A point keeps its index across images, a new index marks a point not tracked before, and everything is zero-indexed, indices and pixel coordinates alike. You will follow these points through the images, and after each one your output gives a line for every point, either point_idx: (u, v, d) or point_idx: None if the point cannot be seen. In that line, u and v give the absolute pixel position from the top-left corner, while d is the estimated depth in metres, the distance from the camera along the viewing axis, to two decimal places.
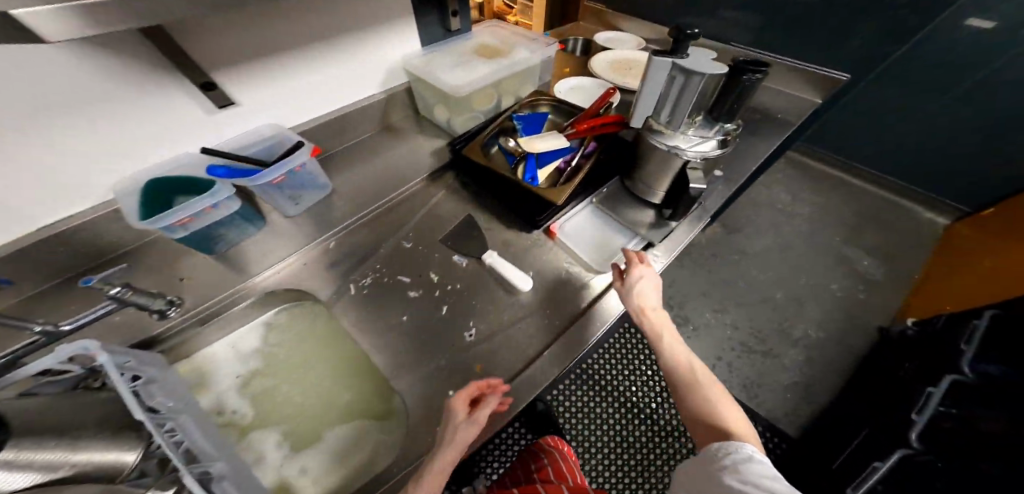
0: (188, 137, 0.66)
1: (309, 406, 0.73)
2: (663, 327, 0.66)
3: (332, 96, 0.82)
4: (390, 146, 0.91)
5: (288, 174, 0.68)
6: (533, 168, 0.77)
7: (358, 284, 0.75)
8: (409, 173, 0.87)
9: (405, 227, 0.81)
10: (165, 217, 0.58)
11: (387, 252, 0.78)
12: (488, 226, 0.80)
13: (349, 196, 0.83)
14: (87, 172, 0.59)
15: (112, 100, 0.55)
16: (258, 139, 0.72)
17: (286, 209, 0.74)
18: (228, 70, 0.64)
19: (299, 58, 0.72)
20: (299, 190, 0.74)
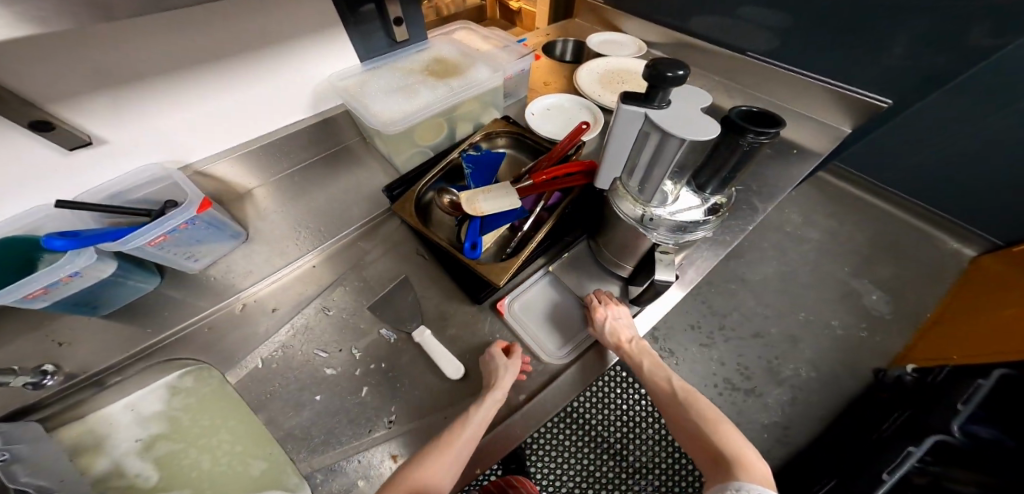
0: (44, 183, 0.56)
1: (225, 477, 0.58)
2: (652, 361, 0.62)
3: (244, 120, 0.70)
4: (331, 185, 0.81)
5: (171, 233, 0.58)
6: (476, 232, 0.65)
7: (263, 360, 0.63)
8: (342, 219, 0.76)
9: (328, 285, 0.70)
10: (12, 292, 0.48)
11: (300, 319, 0.66)
12: (424, 292, 0.69)
13: (269, 243, 0.72)
14: None
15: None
16: (142, 183, 0.62)
17: (183, 266, 0.64)
18: (93, 104, 0.54)
19: (194, 83, 0.60)
20: (192, 245, 0.63)
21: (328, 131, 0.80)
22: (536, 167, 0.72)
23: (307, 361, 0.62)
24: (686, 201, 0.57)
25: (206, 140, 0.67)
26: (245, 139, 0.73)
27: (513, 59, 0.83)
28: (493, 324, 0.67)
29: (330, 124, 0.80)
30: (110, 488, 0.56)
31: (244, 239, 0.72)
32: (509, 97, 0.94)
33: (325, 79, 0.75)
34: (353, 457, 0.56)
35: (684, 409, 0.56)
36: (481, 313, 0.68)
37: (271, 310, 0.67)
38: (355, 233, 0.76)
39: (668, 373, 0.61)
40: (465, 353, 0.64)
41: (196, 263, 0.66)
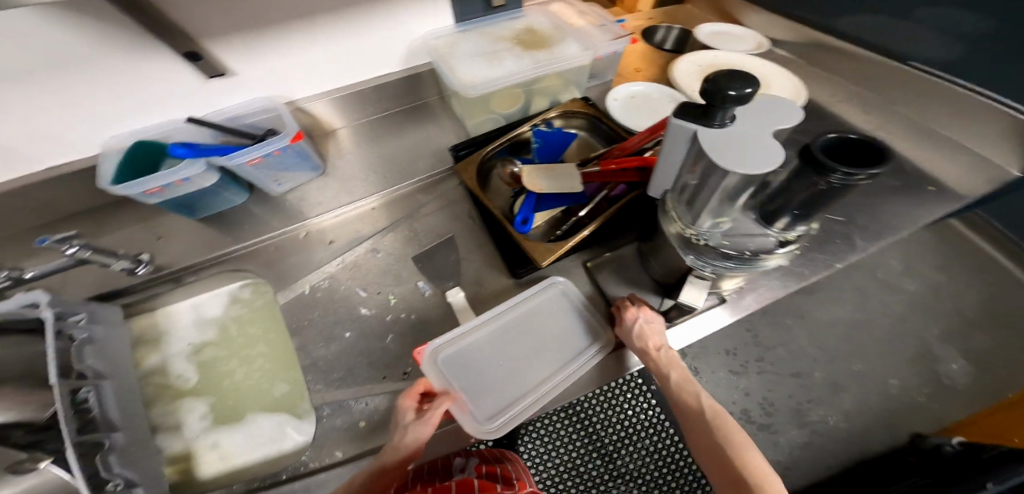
0: (177, 100, 0.64)
1: (248, 392, 0.64)
2: (682, 378, 0.54)
3: (343, 68, 0.75)
4: (402, 137, 0.84)
5: (265, 156, 0.65)
6: (529, 207, 0.64)
7: (311, 288, 0.68)
8: (404, 173, 0.79)
9: (380, 232, 0.73)
10: (137, 185, 0.57)
11: (349, 258, 0.70)
12: (465, 257, 0.70)
13: (339, 181, 0.78)
14: (85, 124, 0.61)
15: (89, 63, 0.54)
16: (252, 111, 0.70)
17: (271, 187, 0.73)
18: (219, 34, 0.59)
19: (301, 25, 0.64)
20: (282, 170, 0.70)
21: (413, 86, 0.82)
22: (607, 155, 0.67)
23: (348, 296, 0.67)
24: (744, 228, 0.47)
25: (306, 81, 0.72)
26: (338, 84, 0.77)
27: (610, 39, 0.78)
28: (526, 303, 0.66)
29: (414, 80, 0.82)
30: (155, 381, 0.64)
31: (318, 175, 0.77)
32: (594, 78, 0.89)
33: (419, 39, 0.76)
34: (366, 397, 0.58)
35: (713, 434, 0.48)
36: (517, 289, 0.67)
37: (328, 242, 0.72)
38: (414, 187, 0.78)
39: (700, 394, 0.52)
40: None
41: (279, 187, 0.74)
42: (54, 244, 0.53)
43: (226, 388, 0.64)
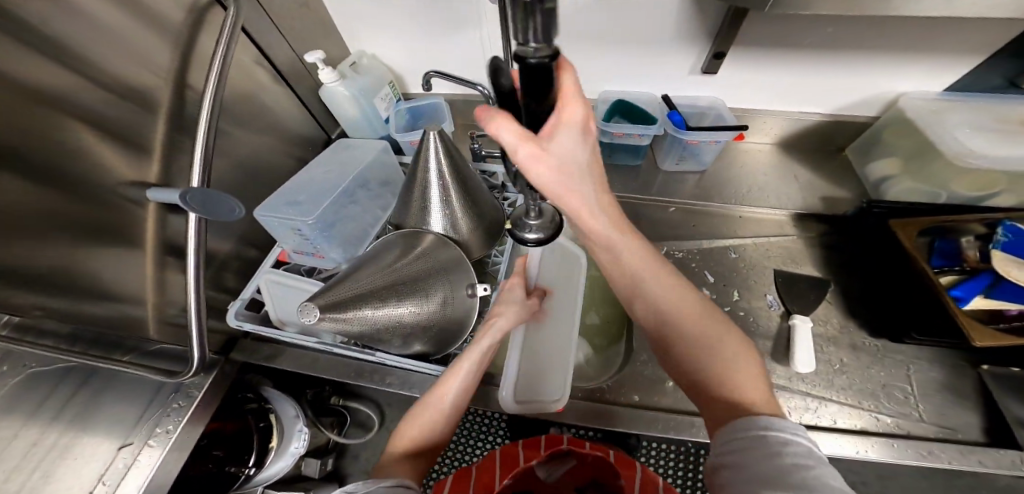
0: (665, 83, 0.71)
1: None
2: (539, 154, 0.32)
3: (826, 97, 0.68)
4: (787, 157, 0.76)
5: (699, 142, 0.67)
6: (973, 289, 0.48)
7: (667, 252, 0.67)
8: (776, 197, 0.70)
9: (741, 237, 0.67)
10: (610, 127, 0.69)
11: (708, 245, 0.67)
12: (827, 299, 0.58)
13: (719, 184, 0.74)
14: (598, 76, 0.72)
15: (660, 35, 0.63)
16: (692, 104, 0.72)
17: (663, 161, 0.75)
18: (744, 42, 0.62)
19: (852, 56, 0.61)
20: (689, 155, 0.72)
21: (859, 128, 0.70)
22: None
23: (690, 273, 0.64)
24: None
25: (759, 94, 0.70)
26: (808, 112, 0.71)
27: None
28: (919, 395, 0.49)
29: (836, 127, 0.71)
30: None
31: (704, 173, 0.76)
32: None
33: (901, 96, 0.64)
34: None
35: (717, 363, 0.36)
36: (903, 375, 0.51)
37: (691, 225, 0.70)
38: (784, 215, 0.68)
39: (503, 128, 0.32)
40: (864, 385, 0.50)
41: (671, 165, 0.75)
42: None
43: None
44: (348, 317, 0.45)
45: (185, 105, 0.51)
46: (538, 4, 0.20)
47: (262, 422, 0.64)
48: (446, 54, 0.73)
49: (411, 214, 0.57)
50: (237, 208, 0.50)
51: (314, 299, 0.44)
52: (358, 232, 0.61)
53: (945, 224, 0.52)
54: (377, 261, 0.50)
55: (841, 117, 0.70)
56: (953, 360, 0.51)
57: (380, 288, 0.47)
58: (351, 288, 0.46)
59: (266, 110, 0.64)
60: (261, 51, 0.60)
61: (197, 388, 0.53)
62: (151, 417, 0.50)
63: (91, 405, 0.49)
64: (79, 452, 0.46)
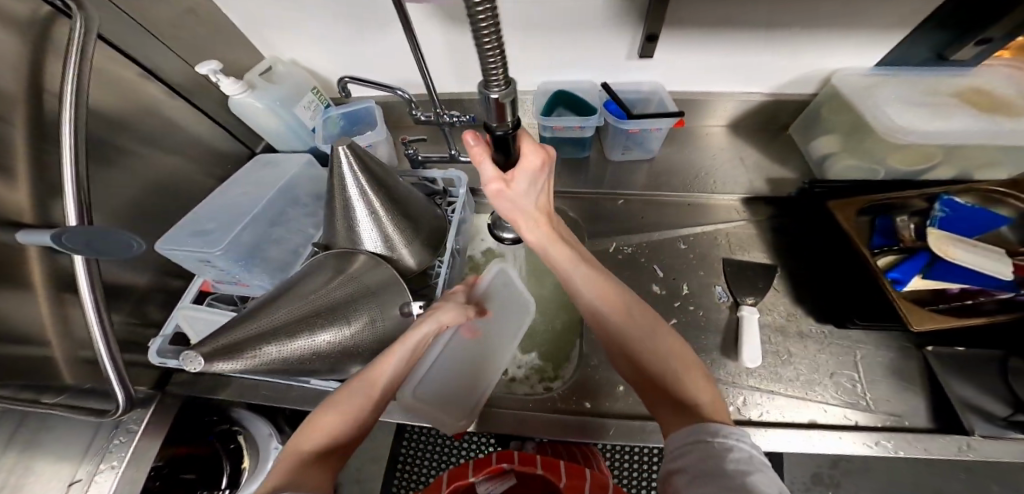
0: (604, 71, 0.68)
1: None
2: (501, 190, 0.41)
3: (767, 75, 0.66)
4: (736, 139, 0.76)
5: (641, 130, 0.66)
6: (911, 270, 0.49)
7: (616, 248, 0.65)
8: (724, 182, 0.70)
9: (691, 226, 0.67)
10: (549, 121, 0.66)
11: (658, 236, 0.66)
12: (774, 287, 0.59)
13: (668, 172, 0.72)
14: (533, 67, 0.68)
15: (589, 21, 0.60)
16: (634, 90, 0.70)
17: (611, 153, 0.73)
18: (675, 24, 0.59)
19: (783, 35, 0.59)
20: (634, 144, 0.71)
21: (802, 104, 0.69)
22: None
23: (640, 268, 0.63)
24: None
25: (699, 76, 0.67)
26: (748, 92, 0.70)
27: None
28: (866, 382, 0.50)
29: (778, 107, 0.70)
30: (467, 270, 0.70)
31: (652, 160, 0.74)
32: None
33: (834, 73, 0.63)
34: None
35: (663, 365, 0.36)
36: (851, 362, 0.52)
37: (641, 217, 0.69)
38: (737, 201, 0.69)
39: (484, 166, 0.38)
40: (813, 375, 0.51)
41: (618, 155, 0.73)
42: None
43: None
44: (250, 357, 0.40)
45: (47, 129, 0.45)
46: (497, 102, 0.25)
47: (231, 444, 0.56)
48: (371, 53, 0.68)
49: (336, 232, 0.53)
50: (135, 242, 0.45)
51: (198, 345, 0.39)
52: (287, 253, 0.57)
53: (884, 204, 0.53)
54: (297, 288, 0.46)
55: (780, 97, 0.69)
56: (899, 343, 0.53)
57: (295, 320, 0.43)
58: (258, 325, 0.42)
59: (169, 126, 0.58)
60: (148, 63, 0.54)
61: (137, 423, 0.47)
62: (94, 455, 0.45)
63: (24, 446, 0.43)
64: (10, 489, 0.41)
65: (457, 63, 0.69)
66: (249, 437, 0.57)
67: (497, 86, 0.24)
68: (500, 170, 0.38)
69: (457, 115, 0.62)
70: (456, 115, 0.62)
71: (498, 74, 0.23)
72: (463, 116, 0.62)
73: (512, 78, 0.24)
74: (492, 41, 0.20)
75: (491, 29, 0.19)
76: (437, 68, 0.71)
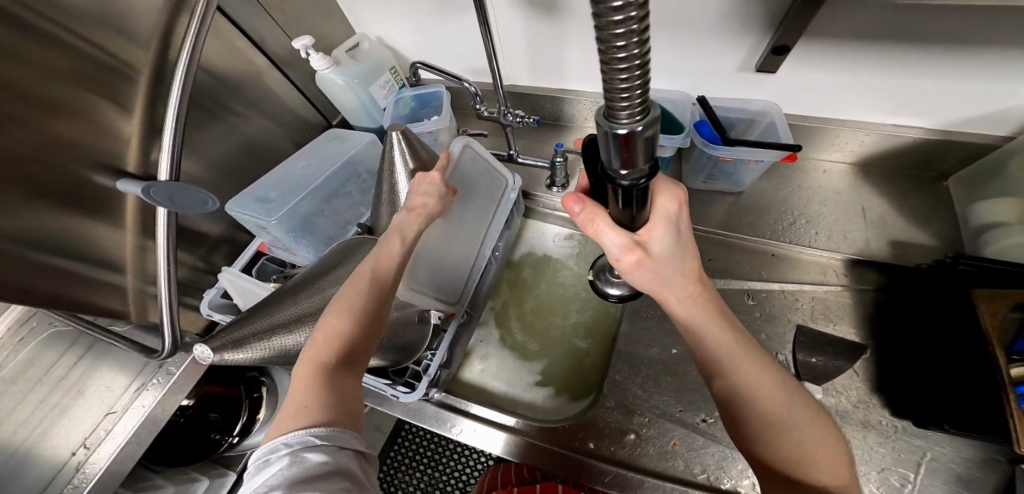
0: (702, 83, 0.58)
1: (552, 342, 0.65)
2: (640, 262, 0.31)
3: (925, 109, 0.52)
4: (860, 181, 0.61)
5: (734, 159, 0.56)
6: None
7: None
8: (826, 234, 0.58)
9: (762, 280, 0.58)
10: None
11: (721, 284, 0.59)
12: (852, 369, 0.50)
13: (754, 210, 0.62)
14: None
15: (699, 24, 0.50)
16: (735, 110, 0.59)
17: (690, 178, 0.64)
18: (816, 32, 0.47)
19: (970, 55, 0.44)
20: (720, 173, 0.61)
21: (961, 152, 0.54)
22: None
23: None
24: None
25: (827, 101, 0.55)
26: (907, 126, 0.55)
27: None
28: (919, 485, 0.43)
29: (933, 149, 0.55)
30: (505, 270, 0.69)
31: (743, 193, 0.64)
32: None
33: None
34: (653, 424, 0.52)
35: (790, 435, 0.29)
36: (913, 460, 0.44)
37: (707, 257, 0.61)
38: (840, 261, 0.57)
39: (604, 236, 0.30)
40: (856, 466, 0.45)
41: (698, 183, 0.65)
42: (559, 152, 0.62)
43: (529, 326, 0.67)
44: (260, 348, 0.43)
45: (163, 87, 0.51)
46: (626, 138, 0.18)
47: (255, 392, 0.68)
48: (453, 37, 0.66)
49: (382, 216, 0.52)
50: (208, 201, 0.52)
51: (211, 338, 0.42)
52: (331, 228, 0.60)
53: None
54: (327, 276, 0.48)
55: (950, 137, 0.53)
56: (987, 452, 0.43)
57: (318, 311, 0.45)
58: (283, 313, 0.44)
59: (265, 94, 0.63)
60: (252, 33, 0.58)
61: (177, 366, 0.54)
62: (136, 388, 0.52)
63: (83, 374, 0.50)
64: (73, 414, 0.48)
65: (538, 56, 0.64)
66: (271, 387, 0.69)
67: (629, 113, 0.17)
68: (627, 234, 0.30)
69: (522, 115, 0.58)
70: (521, 114, 0.59)
71: (630, 102, 0.16)
72: (530, 117, 0.59)
73: (652, 102, 0.17)
74: (630, 60, 0.14)
75: (639, 44, 0.14)
76: (515, 60, 0.67)
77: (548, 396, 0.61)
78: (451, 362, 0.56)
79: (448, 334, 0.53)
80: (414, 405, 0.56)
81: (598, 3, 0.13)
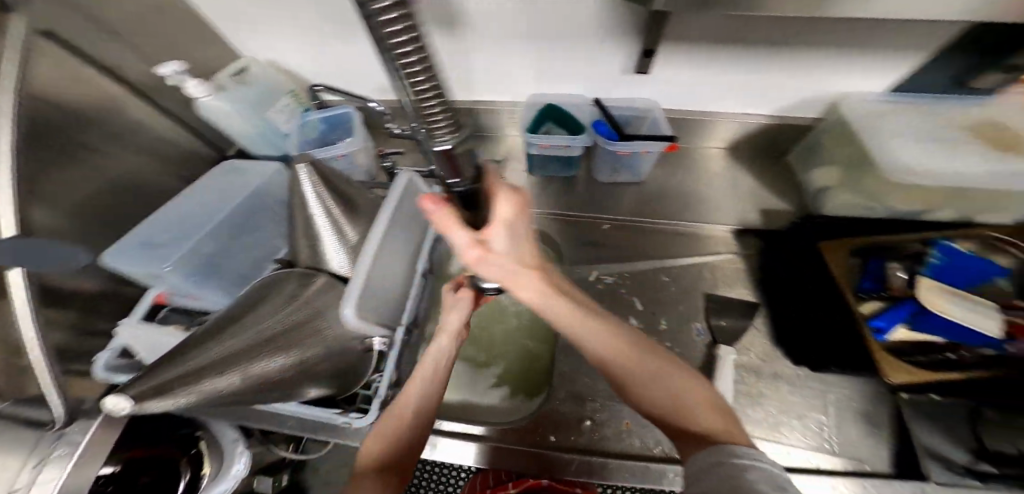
0: (594, 86, 0.65)
1: (498, 347, 0.66)
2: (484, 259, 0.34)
3: (766, 97, 0.63)
4: (732, 162, 0.72)
5: (631, 152, 0.62)
6: (895, 318, 0.49)
7: (596, 278, 0.63)
8: (714, 210, 0.68)
9: (672, 258, 0.65)
10: (535, 138, 0.62)
11: (639, 266, 0.65)
12: (755, 327, 0.58)
13: (655, 196, 0.70)
14: (523, 78, 0.65)
15: (581, 33, 0.56)
16: (626, 109, 0.66)
17: (598, 173, 0.70)
18: (676, 38, 0.55)
19: (786, 52, 0.55)
20: (623, 166, 0.68)
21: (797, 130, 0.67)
22: None
23: (621, 298, 0.61)
24: None
25: (695, 96, 0.64)
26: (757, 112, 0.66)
27: None
28: (813, 406, 0.52)
29: (776, 131, 0.67)
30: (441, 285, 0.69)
31: (644, 183, 0.72)
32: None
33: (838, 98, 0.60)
34: (605, 408, 0.56)
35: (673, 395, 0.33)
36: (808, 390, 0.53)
37: (624, 244, 0.67)
38: (728, 233, 0.66)
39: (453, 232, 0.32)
40: (767, 403, 0.52)
41: (606, 177, 0.71)
42: None
43: (474, 336, 0.67)
44: (185, 396, 0.38)
45: None
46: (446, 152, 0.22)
47: None
48: (352, 55, 0.65)
49: (300, 246, 0.49)
50: (76, 254, 0.44)
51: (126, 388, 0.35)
52: (249, 264, 0.55)
53: (876, 245, 0.53)
54: (249, 312, 0.44)
55: (788, 118, 0.65)
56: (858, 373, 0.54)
57: (244, 349, 0.41)
58: (205, 355, 0.39)
59: (134, 128, 0.56)
60: (106, 58, 0.51)
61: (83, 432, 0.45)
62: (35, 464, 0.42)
63: None
64: None
65: (443, 70, 0.66)
66: None
67: (443, 134, 0.21)
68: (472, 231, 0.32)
69: (433, 129, 0.59)
70: (432, 128, 0.59)
71: (441, 124, 0.20)
72: None
73: (462, 124, 0.22)
74: (426, 91, 0.18)
75: (430, 81, 0.18)
76: None
77: (502, 401, 0.61)
78: (401, 379, 0.55)
79: (392, 353, 0.50)
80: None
81: (386, 44, 0.16)
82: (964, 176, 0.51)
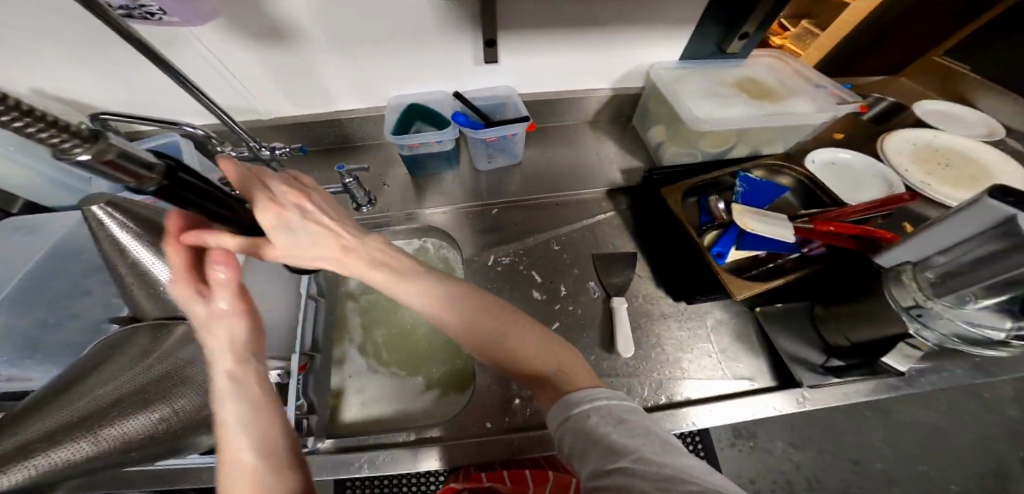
0: (450, 80, 0.66)
1: (416, 354, 0.64)
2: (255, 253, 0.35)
3: (602, 71, 0.71)
4: (594, 133, 0.80)
5: (498, 137, 0.65)
6: (727, 242, 0.59)
7: (494, 261, 0.65)
8: (587, 178, 0.75)
9: (560, 228, 0.69)
10: (403, 138, 0.61)
11: (533, 241, 0.68)
12: (638, 274, 0.65)
13: (534, 174, 0.75)
14: (377, 82, 0.64)
15: (420, 31, 0.57)
16: (486, 97, 0.69)
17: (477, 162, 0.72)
18: (511, 27, 0.59)
19: (605, 30, 0.63)
20: (496, 151, 0.70)
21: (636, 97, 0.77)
22: (819, 213, 0.59)
23: (521, 275, 0.64)
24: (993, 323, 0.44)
25: (544, 78, 0.70)
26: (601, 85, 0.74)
27: (835, 101, 0.66)
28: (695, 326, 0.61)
29: (618, 101, 0.77)
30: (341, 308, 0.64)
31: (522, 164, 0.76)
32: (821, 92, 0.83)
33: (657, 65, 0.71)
34: None
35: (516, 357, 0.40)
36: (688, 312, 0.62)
37: (515, 224, 0.69)
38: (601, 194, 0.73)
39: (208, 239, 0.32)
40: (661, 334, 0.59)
41: (484, 164, 0.73)
42: (344, 173, 0.60)
43: (389, 352, 0.64)
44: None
45: None
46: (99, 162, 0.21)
47: None
48: None
49: (134, 298, 0.38)
50: None
51: None
52: (72, 341, 0.44)
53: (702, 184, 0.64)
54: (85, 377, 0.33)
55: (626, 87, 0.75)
56: None
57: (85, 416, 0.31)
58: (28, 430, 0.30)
59: None
60: None
61: None
62: None
63: None
64: None
65: (285, 83, 0.61)
66: None
67: (76, 146, 0.20)
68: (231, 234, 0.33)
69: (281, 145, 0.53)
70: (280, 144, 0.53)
71: (57, 135, 0.20)
72: (295, 145, 0.55)
73: (87, 129, 0.21)
74: None
75: None
76: (261, 92, 0.62)
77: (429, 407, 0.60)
78: (313, 406, 0.49)
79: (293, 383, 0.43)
80: (301, 464, 0.47)
81: None
82: (750, 117, 0.64)
